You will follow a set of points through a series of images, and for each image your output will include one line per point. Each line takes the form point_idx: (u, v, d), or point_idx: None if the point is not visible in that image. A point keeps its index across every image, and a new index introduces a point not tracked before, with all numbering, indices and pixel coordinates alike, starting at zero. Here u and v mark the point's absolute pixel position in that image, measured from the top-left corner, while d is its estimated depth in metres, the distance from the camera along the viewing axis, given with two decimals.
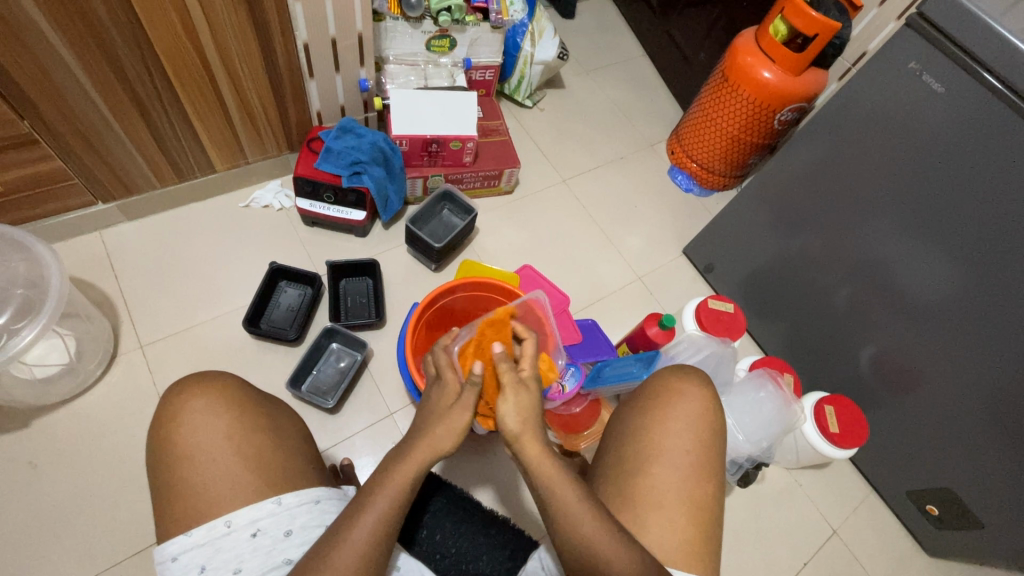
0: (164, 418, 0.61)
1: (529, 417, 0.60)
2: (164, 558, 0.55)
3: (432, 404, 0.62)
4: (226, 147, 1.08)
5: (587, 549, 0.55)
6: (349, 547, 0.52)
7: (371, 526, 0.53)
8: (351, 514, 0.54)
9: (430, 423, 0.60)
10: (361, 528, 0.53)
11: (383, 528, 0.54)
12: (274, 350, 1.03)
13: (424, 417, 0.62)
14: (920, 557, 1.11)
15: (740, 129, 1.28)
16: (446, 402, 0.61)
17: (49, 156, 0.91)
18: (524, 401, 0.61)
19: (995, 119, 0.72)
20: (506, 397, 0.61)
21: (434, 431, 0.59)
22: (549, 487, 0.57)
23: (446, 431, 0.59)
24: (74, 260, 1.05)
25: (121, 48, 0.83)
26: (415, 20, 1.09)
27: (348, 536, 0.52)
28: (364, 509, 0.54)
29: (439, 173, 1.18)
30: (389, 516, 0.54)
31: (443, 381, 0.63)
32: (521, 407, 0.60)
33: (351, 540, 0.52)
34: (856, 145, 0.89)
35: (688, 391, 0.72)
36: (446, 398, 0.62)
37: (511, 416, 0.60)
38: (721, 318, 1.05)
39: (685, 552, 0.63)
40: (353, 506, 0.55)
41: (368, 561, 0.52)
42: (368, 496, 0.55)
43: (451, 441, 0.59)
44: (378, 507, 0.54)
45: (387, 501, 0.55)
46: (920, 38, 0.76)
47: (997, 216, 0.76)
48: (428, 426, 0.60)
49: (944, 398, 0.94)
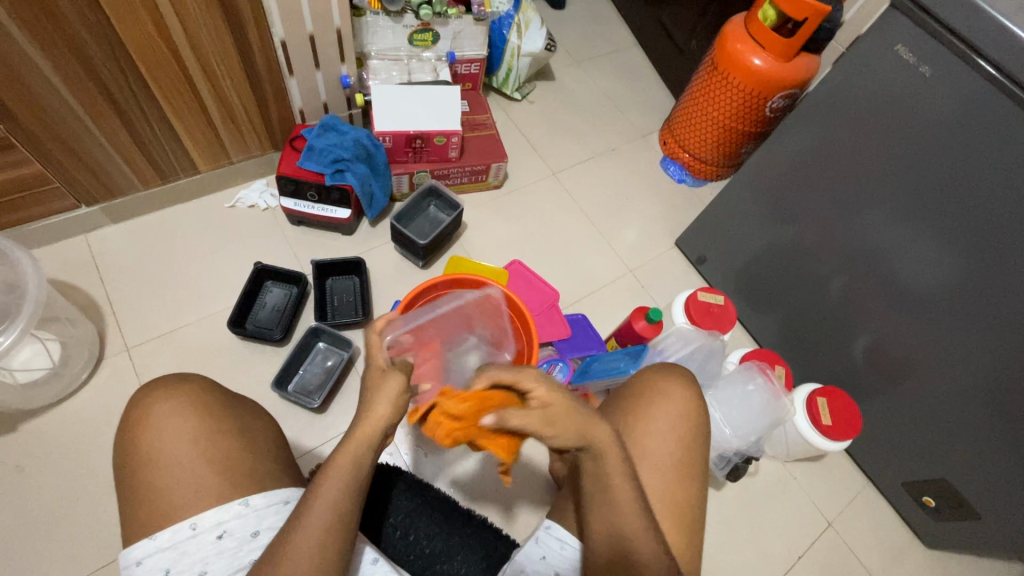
0: (130, 421, 0.60)
1: (575, 422, 0.52)
2: (128, 563, 0.55)
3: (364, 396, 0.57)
4: (208, 147, 1.08)
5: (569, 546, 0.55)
6: (301, 541, 0.51)
7: (324, 515, 0.53)
8: (303, 504, 0.53)
9: (366, 399, 0.56)
10: (312, 519, 0.52)
11: (336, 517, 0.53)
12: (260, 350, 1.03)
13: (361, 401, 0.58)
14: (918, 550, 1.09)
15: (731, 117, 1.26)
16: (377, 383, 0.57)
17: (29, 160, 0.91)
18: (562, 402, 0.52)
19: (983, 102, 0.71)
20: (549, 434, 0.51)
21: (368, 411, 0.55)
22: (607, 457, 0.54)
23: (376, 405, 0.55)
24: (60, 264, 1.05)
25: (94, 51, 0.82)
26: (396, 14, 1.07)
27: (302, 527, 0.52)
28: (313, 497, 0.53)
29: (424, 169, 1.17)
30: (341, 505, 0.54)
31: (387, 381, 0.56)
32: (565, 416, 0.51)
33: (303, 533, 0.52)
34: (845, 133, 0.87)
35: (672, 391, 0.70)
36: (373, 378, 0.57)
37: (561, 441, 0.52)
38: (711, 311, 1.03)
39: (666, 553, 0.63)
40: (304, 496, 0.54)
41: (326, 552, 0.52)
42: (315, 483, 0.54)
43: (383, 415, 0.55)
44: (328, 494, 0.53)
45: (336, 491, 0.54)
46: (907, 20, 0.74)
47: (987, 200, 0.74)
48: (364, 405, 0.56)
49: (939, 389, 0.92)
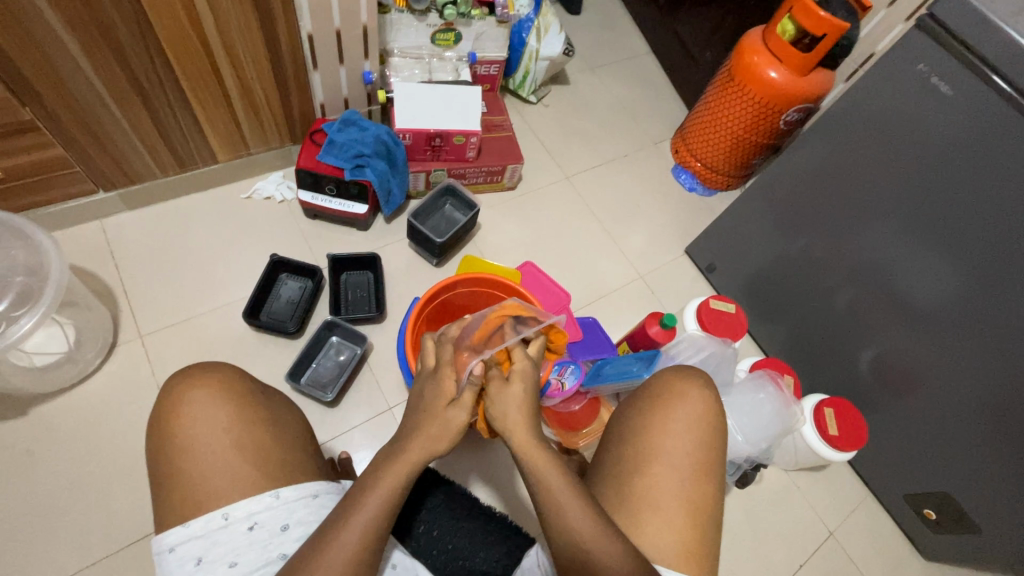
0: (164, 410, 0.61)
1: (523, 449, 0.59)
2: (161, 550, 0.56)
3: (426, 400, 0.60)
4: (228, 138, 1.08)
5: (602, 553, 0.55)
6: (340, 547, 0.52)
7: (362, 528, 0.53)
8: (343, 515, 0.54)
9: (426, 420, 0.59)
10: (358, 521, 0.53)
11: (375, 527, 0.54)
12: (274, 342, 1.03)
13: (416, 412, 0.61)
14: (915, 561, 1.11)
15: (745, 129, 1.27)
16: (446, 405, 0.59)
17: (51, 143, 0.90)
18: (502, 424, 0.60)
19: (999, 122, 0.72)
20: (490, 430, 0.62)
21: (429, 429, 0.58)
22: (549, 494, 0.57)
23: (444, 432, 0.58)
24: (76, 249, 1.05)
25: (124, 37, 0.83)
26: (421, 13, 1.09)
27: (341, 533, 0.53)
28: (354, 510, 0.54)
29: (442, 168, 1.17)
30: (380, 516, 0.54)
31: (451, 417, 0.59)
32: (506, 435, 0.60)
33: (342, 542, 0.52)
34: (863, 148, 0.89)
35: (691, 393, 0.72)
36: (440, 397, 0.60)
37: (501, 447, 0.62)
38: (722, 319, 1.05)
39: (641, 549, 0.63)
40: (346, 505, 0.55)
41: (360, 560, 0.53)
42: (359, 494, 0.55)
43: (448, 444, 0.59)
44: (371, 507, 0.54)
45: (381, 501, 0.55)
46: (929, 39, 0.76)
47: (997, 220, 0.76)
48: (422, 423, 0.59)
49: (943, 402, 0.94)
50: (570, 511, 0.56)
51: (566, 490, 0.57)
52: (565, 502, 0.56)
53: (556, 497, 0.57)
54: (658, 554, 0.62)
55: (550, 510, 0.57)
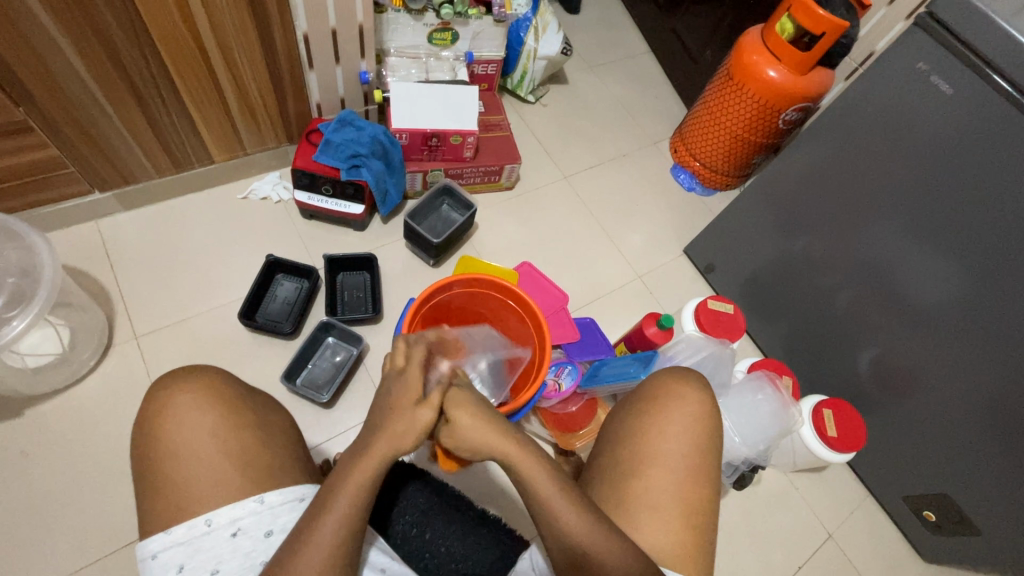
0: (151, 413, 0.60)
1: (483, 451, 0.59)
2: (144, 556, 0.55)
3: (391, 398, 0.59)
4: (224, 138, 1.08)
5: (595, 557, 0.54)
6: (311, 554, 0.52)
7: (335, 527, 0.53)
8: (315, 515, 0.54)
9: (392, 419, 0.58)
10: (327, 525, 0.53)
11: (347, 531, 0.54)
12: (269, 343, 1.03)
13: (382, 409, 0.59)
14: (915, 563, 1.10)
15: (745, 129, 1.26)
16: (412, 404, 0.58)
17: (46, 144, 0.90)
18: (465, 423, 0.59)
19: (1001, 123, 0.71)
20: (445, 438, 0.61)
21: (394, 425, 0.57)
22: (538, 495, 0.57)
23: (408, 433, 0.57)
24: (71, 250, 1.04)
25: (119, 39, 0.82)
26: (418, 13, 1.08)
27: (311, 537, 0.53)
28: (326, 511, 0.54)
29: (439, 168, 1.17)
30: (356, 514, 0.55)
31: (417, 416, 0.57)
32: (470, 434, 0.59)
33: (315, 544, 0.52)
34: (862, 148, 0.88)
35: (686, 392, 0.71)
36: (407, 395, 0.59)
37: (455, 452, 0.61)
38: (721, 320, 1.04)
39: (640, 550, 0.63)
40: (317, 505, 0.55)
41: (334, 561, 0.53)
42: (329, 496, 0.55)
43: (412, 442, 0.57)
44: (341, 505, 0.54)
45: (354, 498, 0.55)
46: (930, 38, 0.75)
47: (996, 219, 0.75)
48: (387, 419, 0.58)
49: (944, 404, 0.93)
50: (562, 512, 0.56)
51: (554, 491, 0.57)
52: (558, 506, 0.56)
53: (550, 494, 0.57)
54: (658, 554, 0.62)
55: (545, 517, 0.56)
